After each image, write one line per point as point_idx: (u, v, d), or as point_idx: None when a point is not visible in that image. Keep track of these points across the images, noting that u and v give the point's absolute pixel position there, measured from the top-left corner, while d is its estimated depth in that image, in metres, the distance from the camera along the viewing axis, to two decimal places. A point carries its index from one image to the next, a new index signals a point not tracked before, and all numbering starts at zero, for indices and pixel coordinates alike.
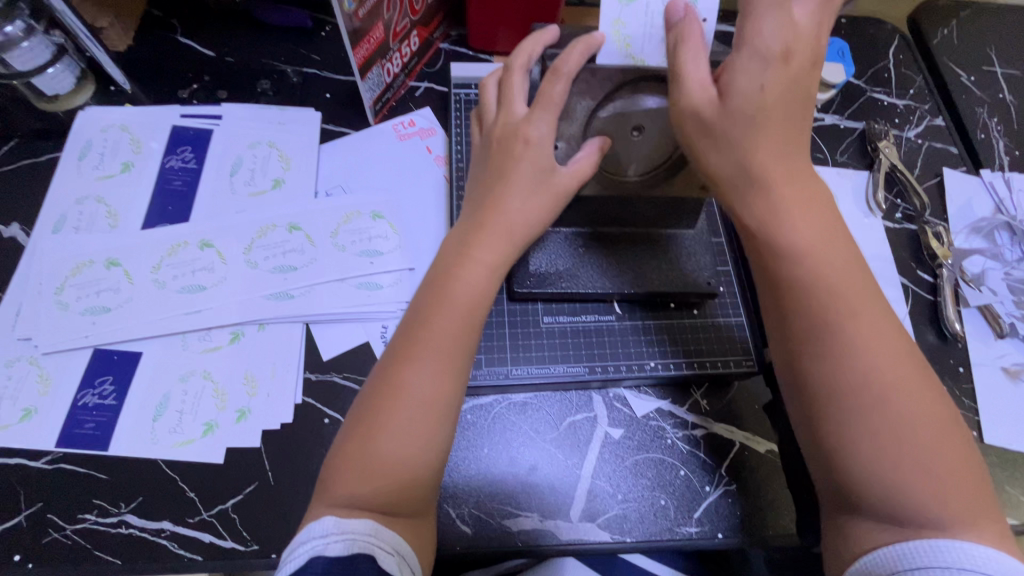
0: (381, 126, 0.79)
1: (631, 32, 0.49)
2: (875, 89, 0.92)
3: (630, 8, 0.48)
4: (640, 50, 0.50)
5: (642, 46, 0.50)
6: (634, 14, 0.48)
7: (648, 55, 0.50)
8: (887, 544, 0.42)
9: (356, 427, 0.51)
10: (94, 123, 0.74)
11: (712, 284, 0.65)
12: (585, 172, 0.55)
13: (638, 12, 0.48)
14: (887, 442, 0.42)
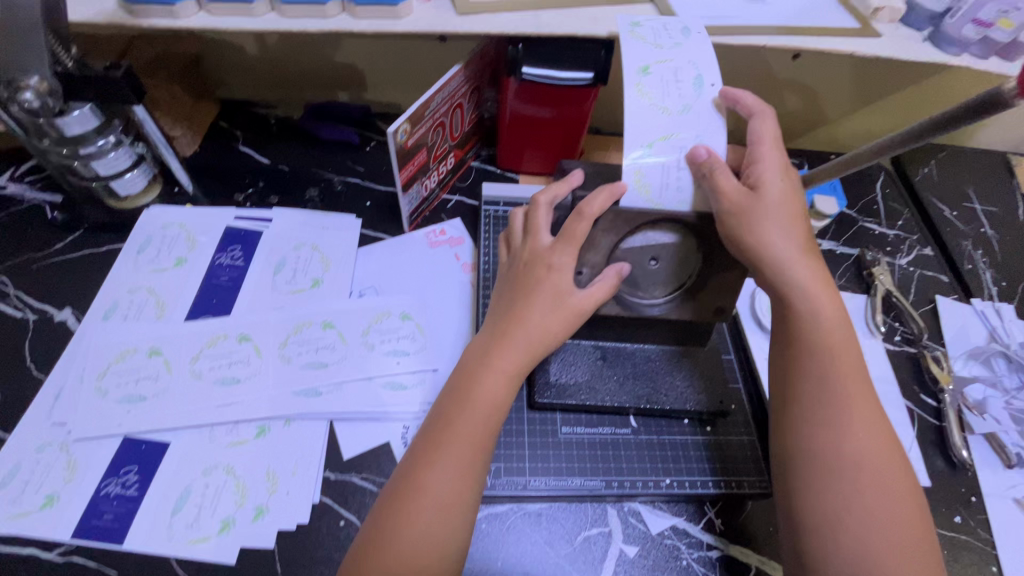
0: (414, 234, 0.86)
1: (651, 182, 0.56)
2: (866, 219, 1.00)
3: (648, 163, 0.56)
4: (658, 196, 0.57)
5: (659, 193, 0.57)
6: (652, 169, 0.56)
7: (665, 200, 0.57)
8: None
9: (386, 515, 0.53)
10: (157, 220, 0.81)
11: (723, 403, 0.69)
12: (603, 295, 0.60)
13: (655, 167, 0.56)
14: (858, 514, 0.51)
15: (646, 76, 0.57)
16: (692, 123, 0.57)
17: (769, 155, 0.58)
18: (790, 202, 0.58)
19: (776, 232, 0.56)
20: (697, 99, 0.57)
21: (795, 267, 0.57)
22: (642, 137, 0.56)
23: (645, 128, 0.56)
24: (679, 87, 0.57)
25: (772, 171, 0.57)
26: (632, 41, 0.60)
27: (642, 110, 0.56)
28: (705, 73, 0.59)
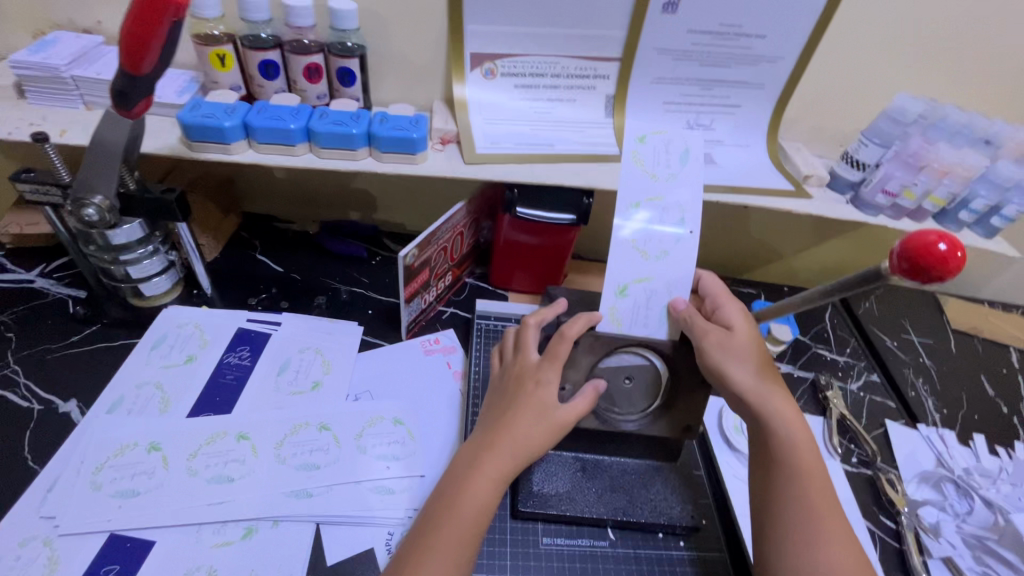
0: (411, 342, 0.93)
1: (622, 316, 0.67)
2: (818, 346, 1.12)
3: (623, 300, 0.67)
4: (629, 327, 0.68)
5: (630, 324, 0.68)
6: (625, 305, 0.67)
7: (634, 331, 0.68)
8: None
9: None
10: (173, 319, 0.87)
11: (694, 518, 0.73)
12: (582, 409, 0.67)
13: (628, 304, 0.67)
14: None
15: (634, 218, 0.67)
16: (665, 270, 0.67)
17: (731, 303, 0.71)
18: (756, 340, 0.68)
19: (748, 362, 0.66)
20: (675, 245, 0.67)
21: (768, 393, 0.64)
22: (619, 279, 0.67)
23: (624, 272, 0.67)
24: (661, 233, 0.67)
25: (737, 316, 0.69)
26: (632, 166, 0.67)
27: (623, 255, 0.67)
28: (689, 215, 0.67)
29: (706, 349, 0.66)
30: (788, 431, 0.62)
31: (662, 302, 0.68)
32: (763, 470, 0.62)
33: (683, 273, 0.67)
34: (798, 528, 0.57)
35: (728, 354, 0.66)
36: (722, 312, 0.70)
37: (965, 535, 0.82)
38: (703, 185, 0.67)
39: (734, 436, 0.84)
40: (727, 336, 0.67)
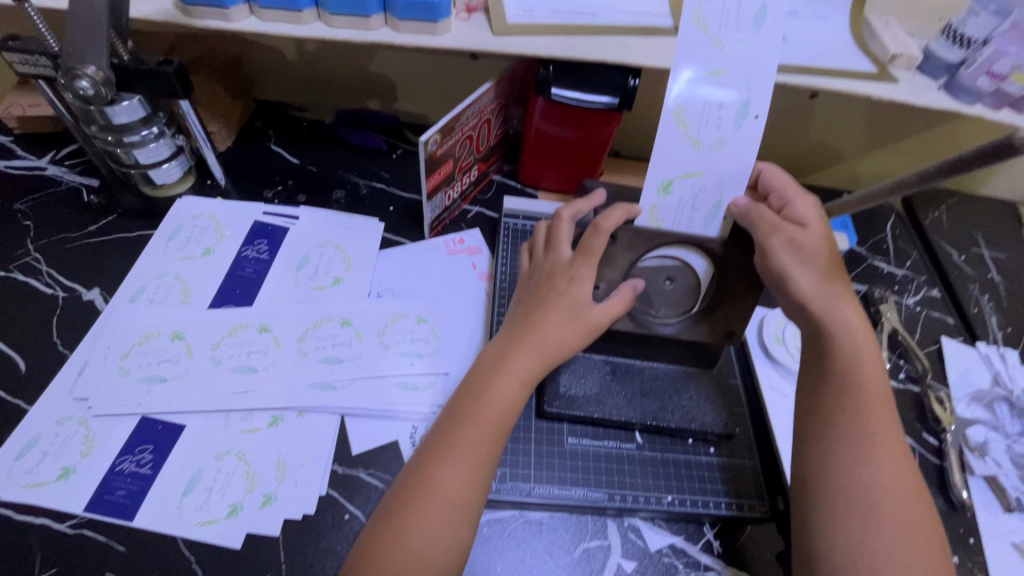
0: (434, 240, 0.88)
1: (663, 216, 0.62)
2: (875, 257, 1.02)
3: (665, 198, 0.61)
4: (669, 227, 0.63)
5: (670, 224, 0.62)
6: (667, 205, 0.61)
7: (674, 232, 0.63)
8: None
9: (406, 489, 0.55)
10: (189, 210, 0.84)
11: (727, 426, 0.70)
12: (617, 310, 0.62)
13: (671, 203, 0.61)
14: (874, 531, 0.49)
15: (688, 98, 0.57)
16: (719, 164, 0.59)
17: (801, 199, 0.62)
18: (829, 244, 0.62)
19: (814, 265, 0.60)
20: (734, 133, 0.58)
21: (835, 303, 0.59)
22: (664, 175, 0.60)
23: (671, 166, 0.59)
24: (719, 118, 0.58)
25: (810, 213, 0.62)
26: (691, 34, 0.56)
27: (671, 144, 0.58)
28: (754, 97, 0.57)
29: (771, 249, 0.60)
30: (851, 346, 0.57)
31: (710, 201, 0.61)
32: (817, 381, 0.58)
33: (739, 167, 0.59)
34: (849, 437, 0.53)
35: (795, 256, 0.60)
36: (793, 207, 0.62)
37: (1014, 455, 0.77)
38: (776, 56, 0.56)
39: (772, 345, 0.78)
40: (796, 235, 0.60)
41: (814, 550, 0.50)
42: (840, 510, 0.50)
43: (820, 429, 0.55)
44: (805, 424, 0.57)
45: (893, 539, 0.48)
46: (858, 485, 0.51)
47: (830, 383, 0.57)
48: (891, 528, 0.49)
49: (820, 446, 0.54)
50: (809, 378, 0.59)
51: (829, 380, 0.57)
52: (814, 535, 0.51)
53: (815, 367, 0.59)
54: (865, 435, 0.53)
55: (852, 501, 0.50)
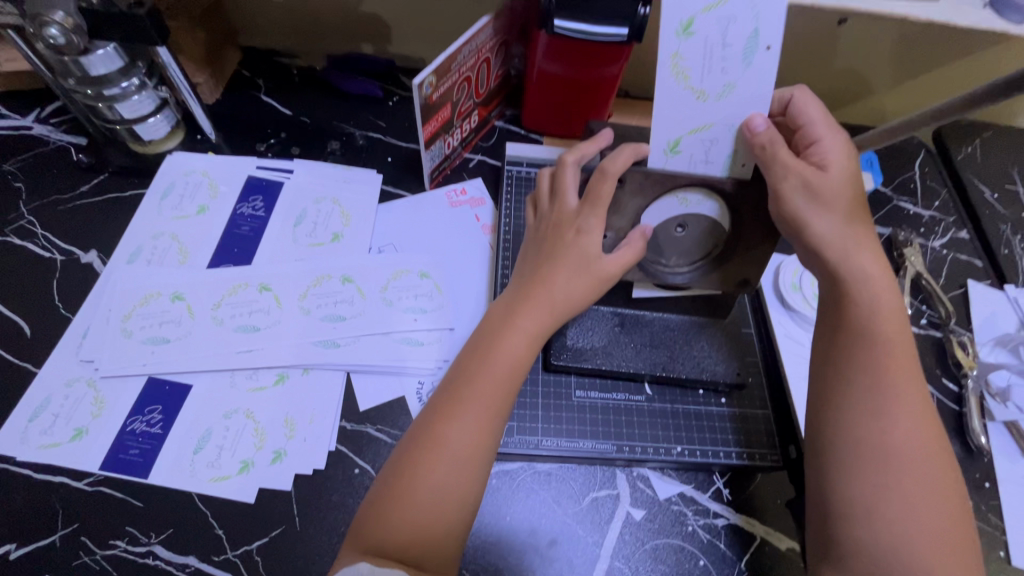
0: (435, 192, 0.85)
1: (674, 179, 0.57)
2: (901, 197, 0.96)
3: (675, 158, 0.55)
4: (682, 190, 0.58)
5: (683, 187, 0.58)
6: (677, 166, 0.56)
7: (687, 194, 0.58)
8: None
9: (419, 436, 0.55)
10: (181, 167, 0.81)
11: (740, 376, 0.68)
12: (627, 262, 0.59)
13: (682, 162, 0.56)
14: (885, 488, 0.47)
15: (687, 41, 0.51)
16: (729, 110, 0.53)
17: (826, 135, 0.56)
18: (855, 187, 0.55)
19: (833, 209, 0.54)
20: (743, 73, 0.52)
21: (853, 250, 0.54)
22: (670, 132, 0.54)
23: (676, 123, 0.54)
24: (723, 62, 0.52)
25: (835, 155, 0.55)
26: None
27: (675, 95, 0.53)
28: (762, 27, 0.51)
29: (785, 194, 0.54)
30: (870, 295, 0.53)
31: (724, 152, 0.55)
32: (830, 335, 0.54)
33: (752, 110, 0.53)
34: (864, 391, 0.50)
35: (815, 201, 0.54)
36: (818, 147, 0.56)
37: None
38: None
39: (788, 293, 0.76)
40: (818, 178, 0.54)
41: (829, 505, 0.49)
42: (854, 466, 0.48)
43: (835, 385, 0.52)
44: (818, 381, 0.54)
45: (910, 493, 0.47)
46: (875, 440, 0.48)
47: (845, 336, 0.53)
48: (909, 484, 0.47)
49: (835, 403, 0.51)
50: (824, 331, 0.55)
51: (844, 333, 0.53)
52: (829, 490, 0.49)
53: (828, 320, 0.55)
54: (883, 389, 0.50)
55: (868, 456, 0.48)
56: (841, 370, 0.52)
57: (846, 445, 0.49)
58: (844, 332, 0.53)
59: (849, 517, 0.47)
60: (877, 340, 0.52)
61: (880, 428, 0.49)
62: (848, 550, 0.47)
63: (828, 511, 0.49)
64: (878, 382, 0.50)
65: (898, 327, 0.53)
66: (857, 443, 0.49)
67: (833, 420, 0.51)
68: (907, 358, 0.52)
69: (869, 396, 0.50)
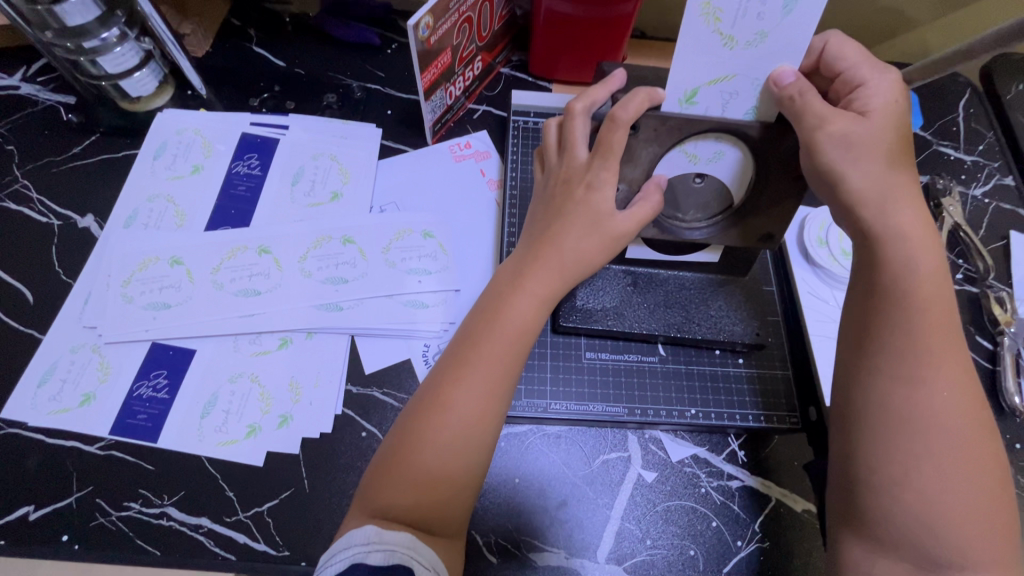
0: (438, 146, 0.80)
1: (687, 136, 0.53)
2: (942, 142, 0.89)
3: (690, 111, 0.51)
4: (693, 146, 0.54)
5: (695, 143, 0.54)
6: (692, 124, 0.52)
7: (699, 151, 0.54)
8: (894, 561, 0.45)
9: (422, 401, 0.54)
10: (172, 125, 0.78)
11: (759, 336, 0.65)
12: (643, 219, 0.54)
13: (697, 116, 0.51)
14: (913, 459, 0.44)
15: None
16: (756, 62, 0.47)
17: (870, 79, 0.50)
18: (899, 134, 0.50)
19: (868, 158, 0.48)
20: (781, 21, 0.44)
21: (893, 202, 0.49)
22: (685, 83, 0.49)
23: (694, 73, 0.48)
24: (761, 6, 0.43)
25: (879, 101, 0.49)
26: None
27: (697, 41, 0.46)
28: None
29: (819, 145, 0.48)
30: (908, 252, 0.48)
31: (742, 108, 0.51)
32: (861, 298, 0.50)
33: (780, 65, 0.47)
34: (896, 358, 0.46)
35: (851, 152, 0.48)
36: (862, 91, 0.49)
37: None
38: None
39: (813, 248, 0.72)
40: (851, 128, 0.48)
41: (854, 476, 0.46)
42: (882, 439, 0.45)
43: (862, 353, 0.48)
44: (846, 348, 0.50)
45: (943, 462, 0.43)
46: (905, 409, 0.45)
47: (876, 299, 0.48)
48: (941, 454, 0.44)
49: (863, 373, 0.47)
50: (857, 292, 0.50)
51: (876, 296, 0.48)
52: (854, 462, 0.46)
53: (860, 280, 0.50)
54: (918, 356, 0.46)
55: (897, 428, 0.45)
56: (871, 337, 0.48)
57: (874, 416, 0.46)
58: (876, 295, 0.48)
59: (874, 490, 0.45)
60: (915, 302, 0.47)
61: (912, 398, 0.45)
62: (873, 519, 0.45)
63: (851, 482, 0.47)
64: (912, 348, 0.46)
65: (938, 286, 0.48)
66: (886, 414, 0.45)
67: (859, 391, 0.47)
68: (948, 319, 0.47)
69: (902, 364, 0.46)
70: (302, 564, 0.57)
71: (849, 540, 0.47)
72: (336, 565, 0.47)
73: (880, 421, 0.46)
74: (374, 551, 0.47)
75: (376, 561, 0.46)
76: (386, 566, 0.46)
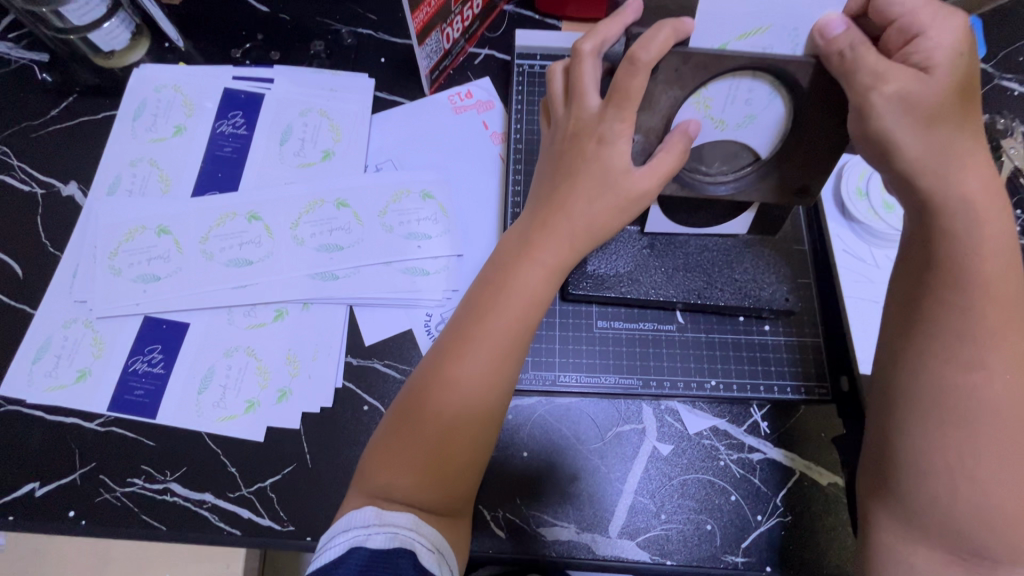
0: (436, 97, 0.74)
1: (713, 95, 0.47)
2: (1006, 76, 0.78)
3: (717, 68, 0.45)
4: (720, 112, 0.48)
5: (722, 108, 0.48)
6: (720, 81, 0.46)
7: (727, 116, 0.49)
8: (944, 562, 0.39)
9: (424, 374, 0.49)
10: (150, 82, 0.73)
11: (788, 301, 0.60)
12: (663, 176, 0.47)
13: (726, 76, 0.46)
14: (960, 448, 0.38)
15: None
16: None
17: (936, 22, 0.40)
18: (968, 80, 0.41)
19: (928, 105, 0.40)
20: None
21: (957, 161, 0.41)
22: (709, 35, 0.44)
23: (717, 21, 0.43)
24: None
25: (944, 51, 0.40)
26: None
27: None
28: None
29: (872, 109, 0.41)
30: (974, 220, 0.41)
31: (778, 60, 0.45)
32: (912, 274, 0.43)
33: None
34: (952, 340, 0.40)
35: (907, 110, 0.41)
36: (926, 40, 0.40)
37: None
38: None
39: (851, 201, 0.66)
40: (908, 83, 0.40)
41: (889, 457, 0.41)
42: (924, 421, 0.39)
43: (909, 333, 0.42)
44: (891, 328, 0.44)
45: (996, 454, 0.37)
46: (956, 396, 0.39)
47: (928, 275, 0.42)
48: (1002, 445, 0.37)
49: (910, 354, 0.41)
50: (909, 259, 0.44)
51: (928, 271, 0.42)
52: (893, 445, 0.41)
53: (913, 254, 0.44)
54: (975, 336, 0.39)
55: (949, 414, 0.39)
56: (921, 315, 0.42)
57: (922, 402, 0.40)
58: (929, 270, 0.42)
59: (916, 474, 0.39)
60: (977, 278, 0.40)
61: (969, 382, 0.39)
62: (918, 506, 0.39)
63: (890, 470, 0.41)
64: (970, 329, 0.39)
65: (1006, 259, 0.41)
66: (936, 399, 0.39)
67: (905, 374, 0.41)
68: (1015, 296, 0.40)
69: (959, 345, 0.39)
70: (307, 539, 0.55)
71: (883, 517, 0.41)
72: (334, 549, 0.43)
73: (923, 400, 0.40)
74: (375, 534, 0.43)
75: (377, 544, 0.43)
76: (387, 548, 0.43)
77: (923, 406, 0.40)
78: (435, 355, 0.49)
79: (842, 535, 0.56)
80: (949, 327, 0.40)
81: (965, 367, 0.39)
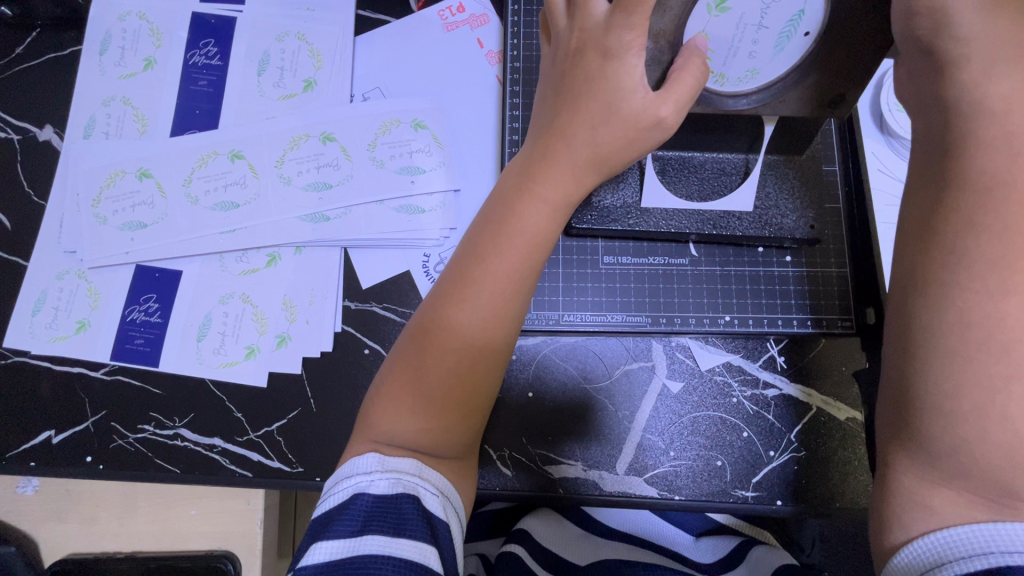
0: (424, 12, 0.66)
1: (714, 46, 0.43)
2: None
3: (720, 18, 0.41)
4: (721, 64, 0.45)
5: (724, 60, 0.44)
6: (720, 28, 0.42)
7: (729, 69, 0.45)
8: (979, 507, 0.34)
9: (419, 325, 0.46)
10: (111, 9, 0.67)
11: (812, 229, 0.55)
12: (684, 97, 0.42)
13: (729, 23, 0.42)
14: (979, 385, 0.34)
15: None
16: None
17: None
18: None
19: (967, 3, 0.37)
20: None
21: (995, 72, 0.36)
22: None
23: None
24: None
25: None
26: None
27: None
28: None
29: None
30: (1011, 128, 0.36)
31: (786, 13, 0.41)
32: (928, 190, 0.38)
33: None
34: (981, 267, 0.35)
35: None
36: None
37: None
38: None
39: (892, 114, 0.58)
40: None
41: (910, 400, 0.36)
42: (948, 358, 0.35)
43: (926, 253, 0.37)
44: (910, 259, 0.39)
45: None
46: (983, 331, 0.34)
47: (957, 194, 0.37)
48: None
49: (934, 287, 0.36)
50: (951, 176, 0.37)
51: (953, 189, 0.37)
52: (916, 384, 0.36)
53: (932, 170, 0.39)
54: (1013, 261, 0.34)
55: (974, 347, 0.34)
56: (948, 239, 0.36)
57: (946, 339, 0.35)
58: (967, 191, 0.36)
59: (941, 415, 0.35)
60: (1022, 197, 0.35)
61: (1002, 312, 0.34)
62: (943, 450, 0.35)
63: (912, 410, 0.36)
64: (1005, 252, 0.34)
65: None
66: (961, 331, 0.35)
67: (928, 311, 0.36)
68: None
69: (986, 273, 0.34)
70: (316, 479, 0.56)
71: (902, 459, 0.37)
72: (337, 496, 0.41)
73: (950, 340, 0.35)
74: (378, 479, 0.41)
75: (380, 490, 0.40)
76: (390, 495, 0.40)
77: (948, 345, 0.35)
78: (432, 303, 0.46)
79: (857, 470, 0.55)
80: (986, 257, 0.35)
81: (1004, 301, 0.34)
